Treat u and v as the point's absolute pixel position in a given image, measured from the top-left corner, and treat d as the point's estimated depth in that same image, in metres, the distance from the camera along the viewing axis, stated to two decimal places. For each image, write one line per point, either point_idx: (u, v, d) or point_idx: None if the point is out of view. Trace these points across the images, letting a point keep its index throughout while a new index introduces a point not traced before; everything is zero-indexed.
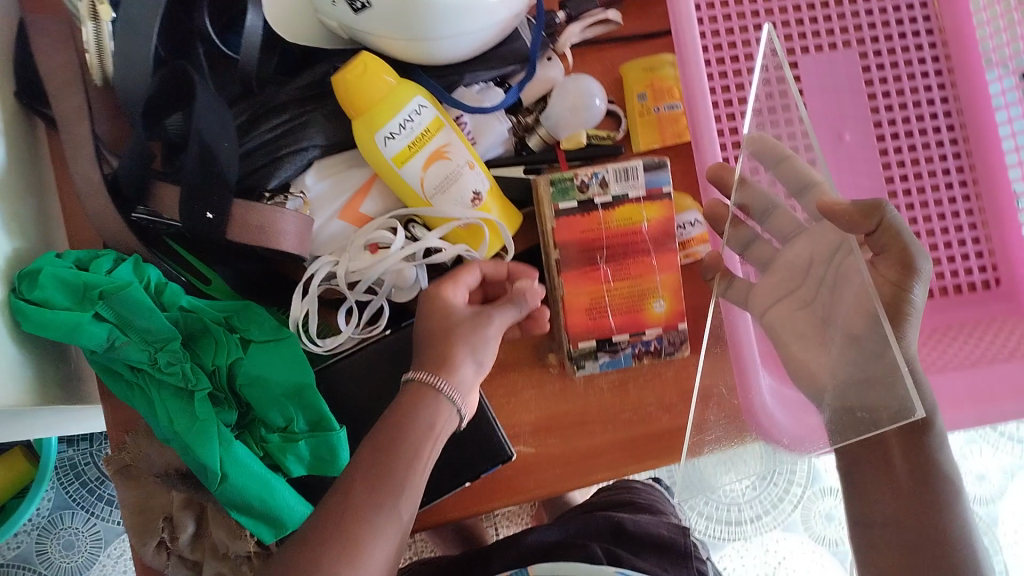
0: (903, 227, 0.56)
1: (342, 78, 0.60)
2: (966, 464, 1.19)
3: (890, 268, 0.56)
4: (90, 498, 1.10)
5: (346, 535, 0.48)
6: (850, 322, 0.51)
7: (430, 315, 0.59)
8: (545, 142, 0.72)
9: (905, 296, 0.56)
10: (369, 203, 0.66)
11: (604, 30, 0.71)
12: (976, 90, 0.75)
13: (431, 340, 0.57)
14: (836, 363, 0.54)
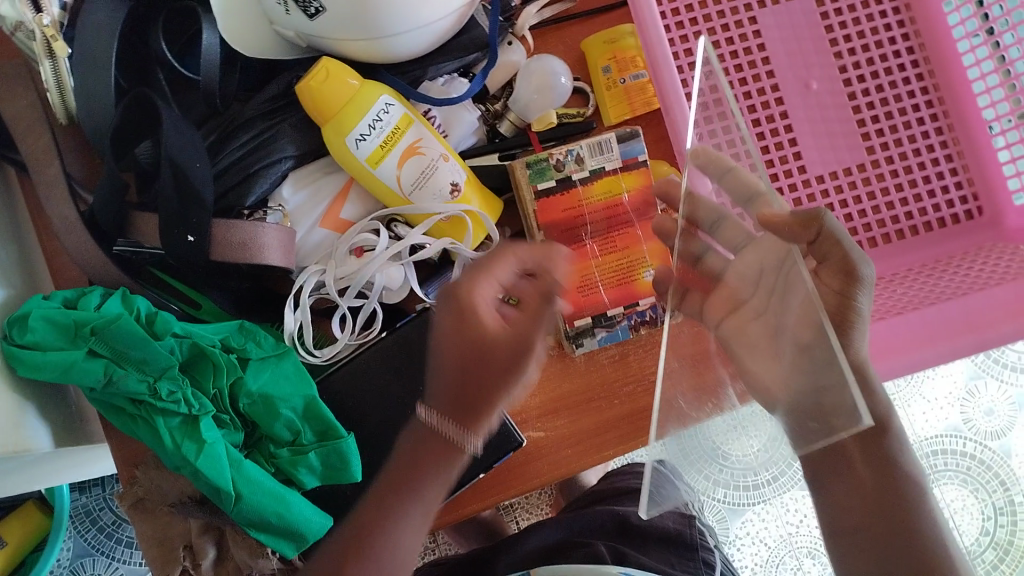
0: (844, 234, 0.54)
1: (306, 86, 0.60)
2: (973, 400, 1.20)
3: (832, 276, 0.54)
4: (109, 543, 1.10)
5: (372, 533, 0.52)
6: (798, 333, 0.47)
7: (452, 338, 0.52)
8: (516, 126, 0.72)
9: (851, 302, 0.53)
10: (349, 208, 0.65)
11: (560, 9, 0.72)
12: (934, 23, 0.75)
13: (452, 368, 0.52)
14: (788, 375, 0.48)
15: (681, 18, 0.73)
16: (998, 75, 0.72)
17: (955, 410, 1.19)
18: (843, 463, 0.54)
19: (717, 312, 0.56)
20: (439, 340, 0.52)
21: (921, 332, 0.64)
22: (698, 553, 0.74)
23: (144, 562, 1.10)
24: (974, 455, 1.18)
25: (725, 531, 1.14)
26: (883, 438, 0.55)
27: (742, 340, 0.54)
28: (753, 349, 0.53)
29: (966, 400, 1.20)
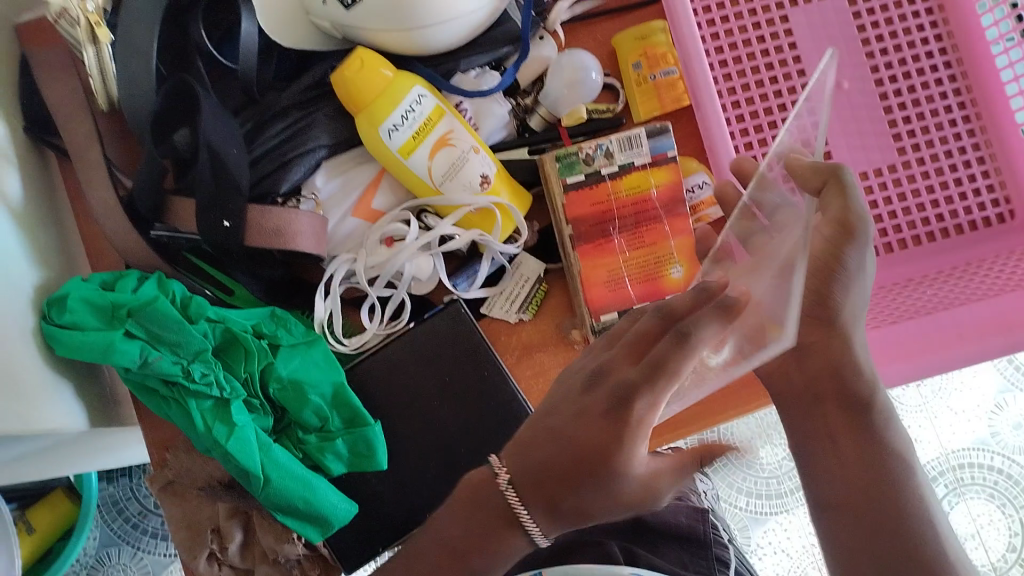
0: (852, 186, 0.51)
1: (341, 77, 0.62)
2: (1002, 413, 1.18)
3: (827, 228, 0.52)
4: (133, 533, 1.11)
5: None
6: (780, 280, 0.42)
7: (599, 455, 0.42)
8: (545, 121, 0.72)
9: (837, 258, 0.52)
10: (380, 198, 0.66)
11: (592, 5, 0.73)
12: (969, 24, 0.75)
13: (570, 473, 0.43)
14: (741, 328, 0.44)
15: (713, 16, 0.74)
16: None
17: (982, 423, 1.17)
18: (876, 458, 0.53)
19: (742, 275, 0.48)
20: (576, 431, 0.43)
21: (950, 333, 0.64)
22: (710, 549, 0.74)
23: (168, 554, 1.11)
24: (1000, 470, 1.17)
25: (748, 539, 1.14)
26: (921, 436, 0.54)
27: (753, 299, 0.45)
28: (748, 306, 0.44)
29: (994, 413, 1.18)
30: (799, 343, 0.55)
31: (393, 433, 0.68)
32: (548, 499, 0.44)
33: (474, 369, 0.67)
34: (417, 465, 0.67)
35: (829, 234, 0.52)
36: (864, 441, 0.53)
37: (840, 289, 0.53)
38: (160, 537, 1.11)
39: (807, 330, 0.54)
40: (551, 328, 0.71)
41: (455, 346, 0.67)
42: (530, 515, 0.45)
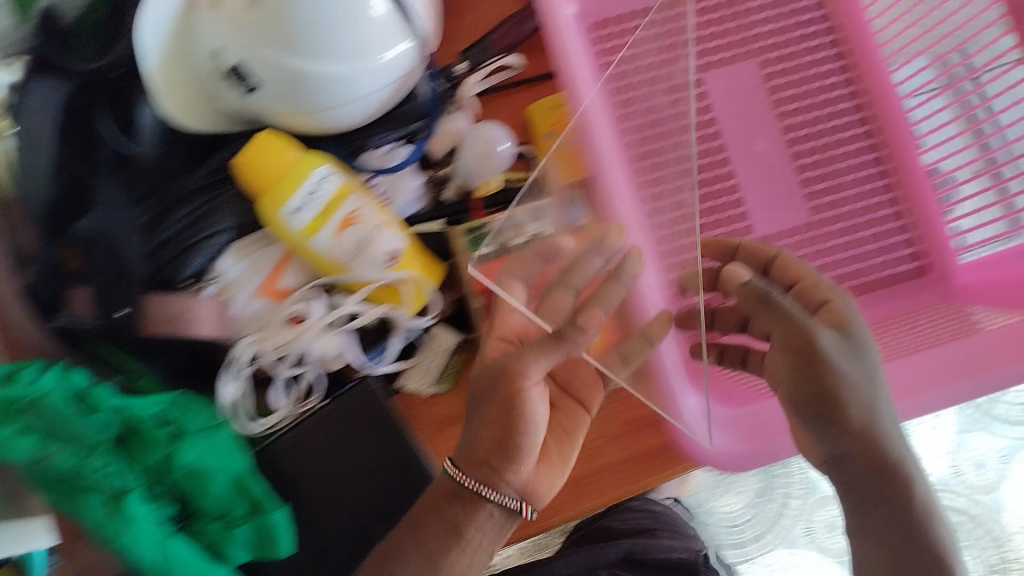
0: (821, 286, 0.61)
1: (242, 161, 0.63)
2: (963, 453, 1.16)
3: (826, 324, 0.59)
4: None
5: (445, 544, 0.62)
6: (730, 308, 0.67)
7: (478, 408, 0.62)
8: (460, 191, 0.72)
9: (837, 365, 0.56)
10: (288, 277, 0.66)
11: (506, 75, 0.74)
12: (880, 81, 0.77)
13: (478, 435, 0.62)
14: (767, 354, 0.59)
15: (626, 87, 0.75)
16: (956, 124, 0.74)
17: (945, 463, 1.16)
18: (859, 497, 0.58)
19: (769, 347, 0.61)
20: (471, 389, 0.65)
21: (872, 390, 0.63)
22: None
23: None
24: (962, 511, 1.15)
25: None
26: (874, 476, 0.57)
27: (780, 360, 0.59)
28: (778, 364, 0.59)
29: (956, 454, 1.16)
30: (845, 450, 0.57)
31: (310, 511, 0.68)
32: (483, 463, 0.62)
33: (389, 445, 0.69)
34: (332, 542, 0.68)
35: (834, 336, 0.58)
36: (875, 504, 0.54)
37: (843, 387, 0.56)
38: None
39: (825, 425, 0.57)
40: (583, 411, 0.67)
41: (369, 423, 0.69)
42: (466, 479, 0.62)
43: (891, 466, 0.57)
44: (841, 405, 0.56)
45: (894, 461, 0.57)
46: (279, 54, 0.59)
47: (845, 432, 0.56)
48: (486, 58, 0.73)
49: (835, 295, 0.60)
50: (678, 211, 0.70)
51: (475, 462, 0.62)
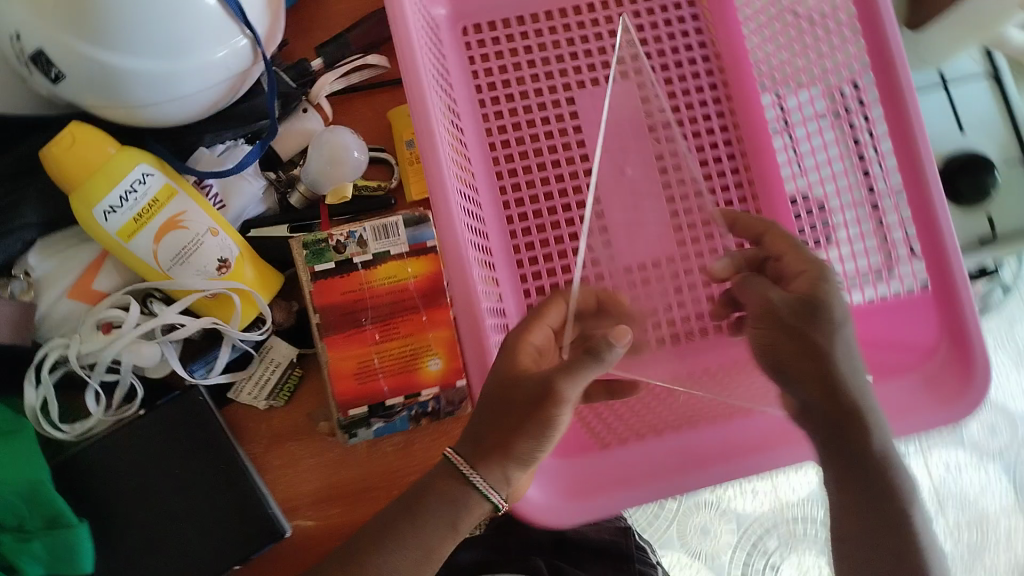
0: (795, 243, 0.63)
1: (51, 152, 0.58)
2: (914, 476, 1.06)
3: (800, 285, 0.60)
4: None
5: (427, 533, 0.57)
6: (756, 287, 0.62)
7: (506, 406, 0.55)
8: (306, 198, 0.69)
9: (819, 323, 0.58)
10: (103, 279, 0.64)
11: (370, 74, 0.70)
12: (753, 116, 0.77)
13: (483, 429, 0.56)
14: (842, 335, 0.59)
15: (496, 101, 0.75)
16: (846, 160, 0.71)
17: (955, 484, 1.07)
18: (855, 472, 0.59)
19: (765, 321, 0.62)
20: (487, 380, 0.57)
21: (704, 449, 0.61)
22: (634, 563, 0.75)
23: None
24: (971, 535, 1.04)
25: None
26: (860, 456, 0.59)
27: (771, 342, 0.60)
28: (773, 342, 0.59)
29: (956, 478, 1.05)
30: (819, 408, 0.58)
31: (118, 524, 0.65)
32: (490, 458, 0.56)
33: (213, 458, 0.67)
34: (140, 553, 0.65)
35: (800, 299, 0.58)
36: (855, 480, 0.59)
37: (824, 339, 0.58)
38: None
39: (820, 394, 0.58)
40: None
41: (193, 434, 0.67)
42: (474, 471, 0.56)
43: (861, 434, 0.58)
44: (854, 415, 0.58)
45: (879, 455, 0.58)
46: (85, 45, 0.54)
47: (848, 434, 0.58)
48: (344, 57, 0.69)
49: (838, 309, 0.58)
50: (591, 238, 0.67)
51: (484, 459, 0.55)
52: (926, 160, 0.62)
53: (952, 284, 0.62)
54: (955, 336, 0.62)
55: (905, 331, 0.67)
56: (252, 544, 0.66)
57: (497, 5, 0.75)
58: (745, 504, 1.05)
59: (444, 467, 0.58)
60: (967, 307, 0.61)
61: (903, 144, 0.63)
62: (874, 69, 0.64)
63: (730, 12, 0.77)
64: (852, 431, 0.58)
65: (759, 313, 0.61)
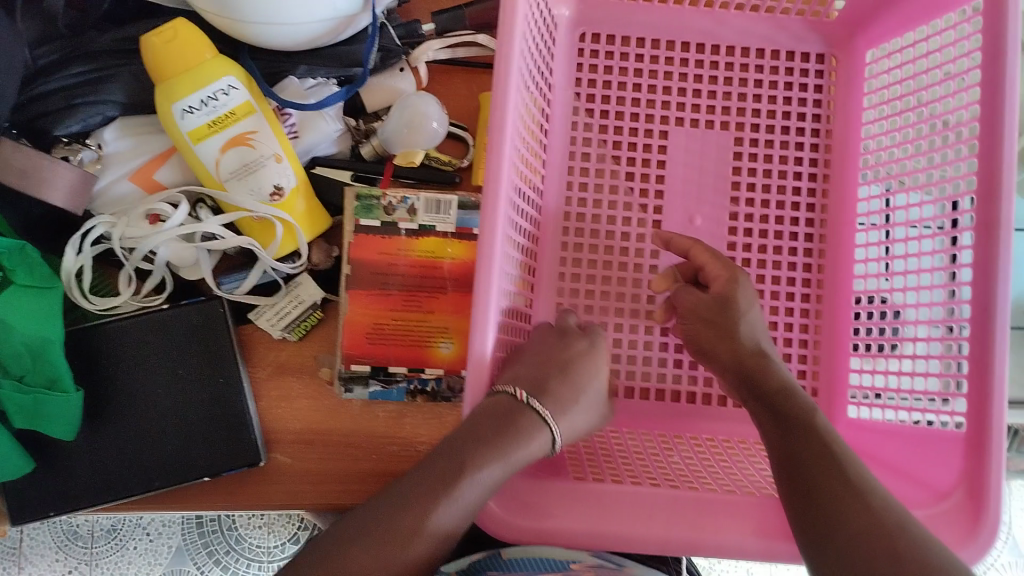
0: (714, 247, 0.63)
1: (148, 42, 0.60)
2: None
3: (717, 277, 0.61)
4: (70, 539, 1.04)
5: (495, 444, 0.50)
6: (688, 314, 0.61)
7: (582, 372, 0.58)
8: (377, 152, 0.70)
9: (737, 313, 0.59)
10: (164, 171, 0.67)
11: (476, 53, 0.70)
12: (845, 203, 0.74)
13: (553, 373, 0.56)
14: (757, 326, 0.59)
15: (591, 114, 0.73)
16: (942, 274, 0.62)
17: None
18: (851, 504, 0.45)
19: (688, 320, 0.62)
20: (526, 347, 0.60)
21: (689, 514, 0.55)
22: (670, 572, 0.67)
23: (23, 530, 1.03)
24: None
25: None
26: (845, 510, 0.45)
27: (697, 338, 0.61)
28: (704, 339, 0.60)
29: None
30: (796, 449, 0.50)
31: (109, 401, 0.67)
32: (551, 393, 0.55)
33: (217, 371, 0.68)
34: (117, 435, 0.67)
35: (721, 285, 0.60)
36: (841, 512, 0.45)
37: (742, 324, 0.58)
38: (115, 541, 1.04)
39: (790, 431, 0.51)
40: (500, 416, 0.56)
41: (207, 343, 0.68)
42: (546, 407, 0.54)
43: (855, 473, 0.47)
44: (781, 390, 0.54)
45: (878, 498, 0.45)
46: None
47: (792, 421, 0.52)
48: (455, 30, 0.69)
49: (745, 303, 0.59)
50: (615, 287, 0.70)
51: (565, 402, 0.55)
52: (1002, 302, 0.54)
53: (986, 434, 0.54)
54: (971, 486, 0.54)
55: (920, 468, 0.59)
56: (227, 463, 0.67)
57: (622, 19, 0.74)
58: None
59: (520, 405, 0.53)
60: (998, 461, 0.53)
61: (983, 275, 0.55)
62: (978, 195, 0.56)
63: (856, 95, 0.74)
64: (835, 462, 0.48)
65: (686, 311, 0.61)
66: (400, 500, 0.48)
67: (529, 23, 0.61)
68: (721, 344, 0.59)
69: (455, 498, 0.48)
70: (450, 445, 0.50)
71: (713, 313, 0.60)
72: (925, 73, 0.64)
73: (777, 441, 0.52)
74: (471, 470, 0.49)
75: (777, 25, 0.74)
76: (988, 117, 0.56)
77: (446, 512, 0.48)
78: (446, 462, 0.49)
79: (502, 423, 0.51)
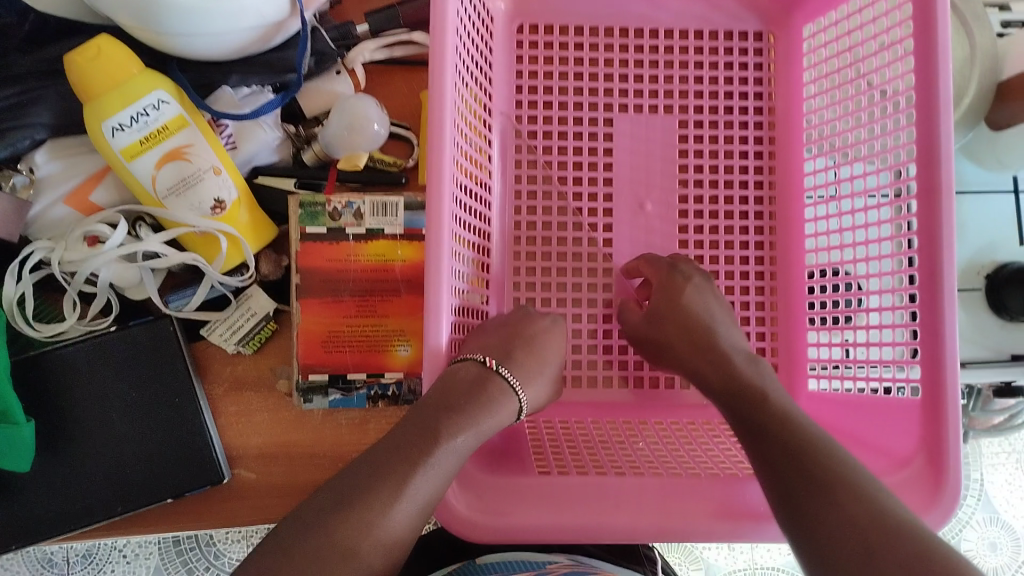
0: (655, 256, 0.66)
1: (72, 60, 0.59)
2: (965, 539, 1.00)
3: (657, 274, 0.64)
4: (45, 567, 1.02)
5: (457, 411, 0.49)
6: (643, 322, 0.64)
7: (545, 347, 0.58)
8: (319, 158, 0.69)
9: (679, 301, 0.61)
10: (100, 192, 0.66)
11: (413, 51, 0.69)
12: (793, 178, 0.74)
13: (518, 344, 0.56)
14: (712, 307, 0.61)
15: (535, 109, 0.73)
16: (891, 243, 0.62)
17: (1011, 555, 0.99)
18: (824, 495, 0.44)
19: (641, 324, 0.64)
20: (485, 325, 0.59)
21: (657, 500, 0.54)
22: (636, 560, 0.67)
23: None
24: None
25: None
26: (823, 503, 0.44)
27: (653, 336, 0.62)
28: (659, 333, 0.62)
29: (1005, 550, 0.99)
30: (759, 423, 0.51)
31: (61, 430, 0.65)
32: (511, 359, 0.55)
33: (171, 391, 0.66)
34: (72, 463, 0.66)
35: (660, 285, 0.63)
36: (819, 503, 0.44)
37: (694, 308, 0.60)
38: (90, 567, 1.02)
39: (750, 410, 0.52)
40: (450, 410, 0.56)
41: (158, 363, 0.66)
42: (513, 379, 0.54)
43: (824, 453, 0.46)
44: (724, 374, 0.56)
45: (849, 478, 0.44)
46: None
47: (751, 410, 0.52)
48: (389, 29, 0.68)
49: (688, 292, 0.61)
50: (575, 280, 0.71)
51: (529, 375, 0.55)
52: (948, 267, 0.55)
53: (940, 397, 0.54)
54: (930, 451, 0.55)
55: (879, 436, 0.59)
56: (190, 482, 0.66)
57: (558, 8, 0.73)
58: (719, 558, 0.99)
59: (490, 371, 0.53)
60: (953, 424, 0.54)
61: (928, 243, 0.56)
62: (918, 162, 0.57)
63: (796, 71, 0.74)
64: (797, 449, 0.47)
65: (643, 319, 0.64)
66: (375, 467, 0.46)
67: (461, 17, 0.60)
68: (676, 333, 0.60)
69: (432, 465, 0.47)
70: (412, 418, 0.49)
71: (663, 302, 0.62)
72: (860, 45, 0.64)
73: (737, 424, 0.53)
74: (440, 440, 0.48)
75: (714, 6, 0.74)
76: (924, 86, 0.56)
77: (424, 480, 0.46)
78: (414, 434, 0.48)
79: (465, 390, 0.51)
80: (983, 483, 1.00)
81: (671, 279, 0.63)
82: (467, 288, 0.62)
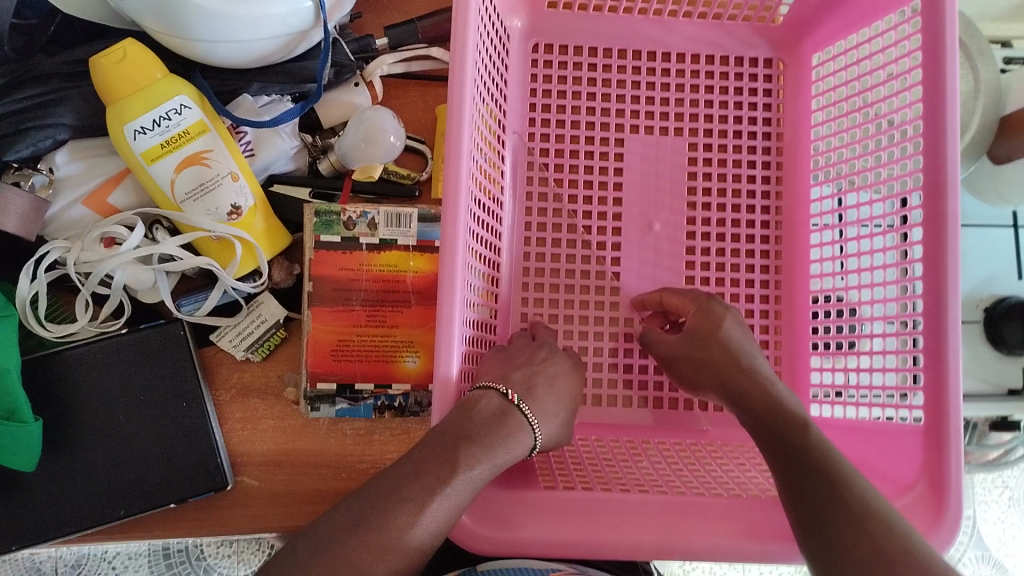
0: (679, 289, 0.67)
1: (98, 62, 0.60)
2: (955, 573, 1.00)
3: (686, 303, 0.64)
4: None
5: (475, 437, 0.50)
6: (671, 345, 0.63)
7: (562, 393, 0.59)
8: (335, 168, 0.70)
9: (714, 326, 0.60)
10: (118, 194, 0.67)
11: (430, 66, 0.70)
12: (799, 204, 0.75)
13: (538, 384, 0.57)
14: (742, 337, 0.60)
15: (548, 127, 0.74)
16: (896, 270, 0.63)
17: None
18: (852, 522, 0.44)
19: (669, 349, 0.63)
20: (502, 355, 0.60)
21: (662, 518, 0.55)
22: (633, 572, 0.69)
23: None
24: None
25: None
26: (849, 533, 0.43)
27: (679, 361, 0.62)
28: (686, 357, 0.61)
29: None
30: (784, 448, 0.51)
31: (68, 430, 0.66)
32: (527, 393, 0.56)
33: (180, 395, 0.67)
34: (77, 463, 0.66)
35: (693, 310, 0.63)
36: (847, 530, 0.44)
37: (726, 334, 0.60)
38: None
39: (775, 439, 0.52)
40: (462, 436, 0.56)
41: (168, 367, 0.67)
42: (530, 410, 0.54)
43: (845, 480, 0.47)
44: (751, 398, 0.55)
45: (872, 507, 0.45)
46: None
47: (786, 434, 0.51)
48: (408, 43, 0.70)
49: (721, 320, 0.61)
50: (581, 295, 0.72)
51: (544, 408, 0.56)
52: (954, 297, 0.55)
53: (944, 428, 0.55)
54: (933, 476, 0.55)
55: (881, 461, 0.60)
56: (194, 488, 0.66)
57: (573, 30, 0.75)
58: None
59: (511, 406, 0.53)
60: (956, 454, 0.55)
61: (933, 270, 0.57)
62: (925, 190, 0.57)
63: (805, 98, 0.76)
64: (820, 476, 0.47)
65: (667, 346, 0.63)
66: (392, 488, 0.47)
67: (481, 35, 0.61)
68: (704, 358, 0.60)
69: (449, 494, 0.47)
70: (429, 441, 0.50)
71: (696, 326, 0.61)
72: (869, 75, 0.66)
73: (767, 449, 0.52)
74: (458, 465, 0.48)
75: (724, 32, 0.76)
76: (932, 115, 0.57)
77: (441, 505, 0.47)
78: (431, 456, 0.48)
79: (483, 418, 0.51)
80: (975, 520, 1.00)
81: (709, 307, 0.62)
82: (478, 302, 0.63)
